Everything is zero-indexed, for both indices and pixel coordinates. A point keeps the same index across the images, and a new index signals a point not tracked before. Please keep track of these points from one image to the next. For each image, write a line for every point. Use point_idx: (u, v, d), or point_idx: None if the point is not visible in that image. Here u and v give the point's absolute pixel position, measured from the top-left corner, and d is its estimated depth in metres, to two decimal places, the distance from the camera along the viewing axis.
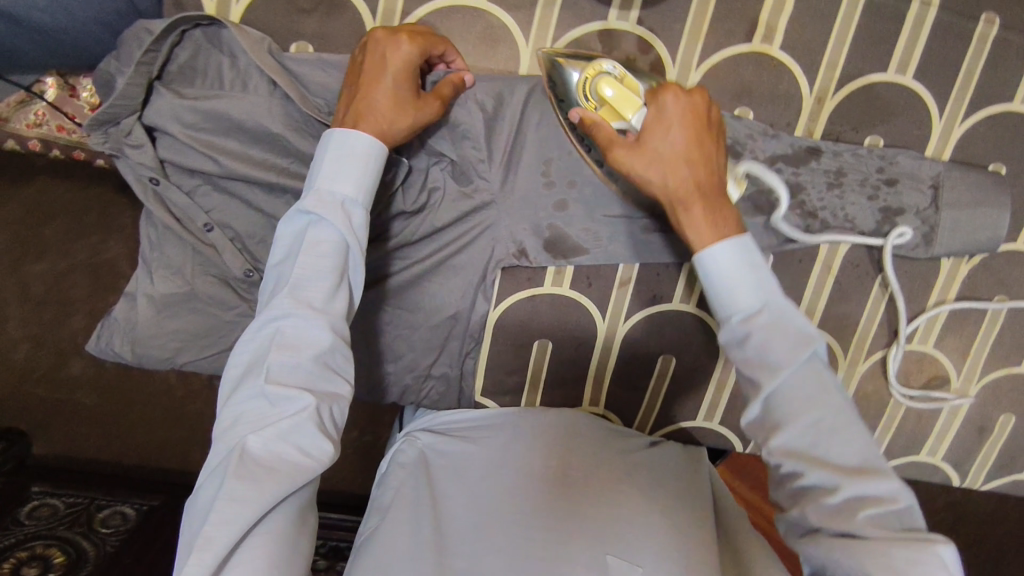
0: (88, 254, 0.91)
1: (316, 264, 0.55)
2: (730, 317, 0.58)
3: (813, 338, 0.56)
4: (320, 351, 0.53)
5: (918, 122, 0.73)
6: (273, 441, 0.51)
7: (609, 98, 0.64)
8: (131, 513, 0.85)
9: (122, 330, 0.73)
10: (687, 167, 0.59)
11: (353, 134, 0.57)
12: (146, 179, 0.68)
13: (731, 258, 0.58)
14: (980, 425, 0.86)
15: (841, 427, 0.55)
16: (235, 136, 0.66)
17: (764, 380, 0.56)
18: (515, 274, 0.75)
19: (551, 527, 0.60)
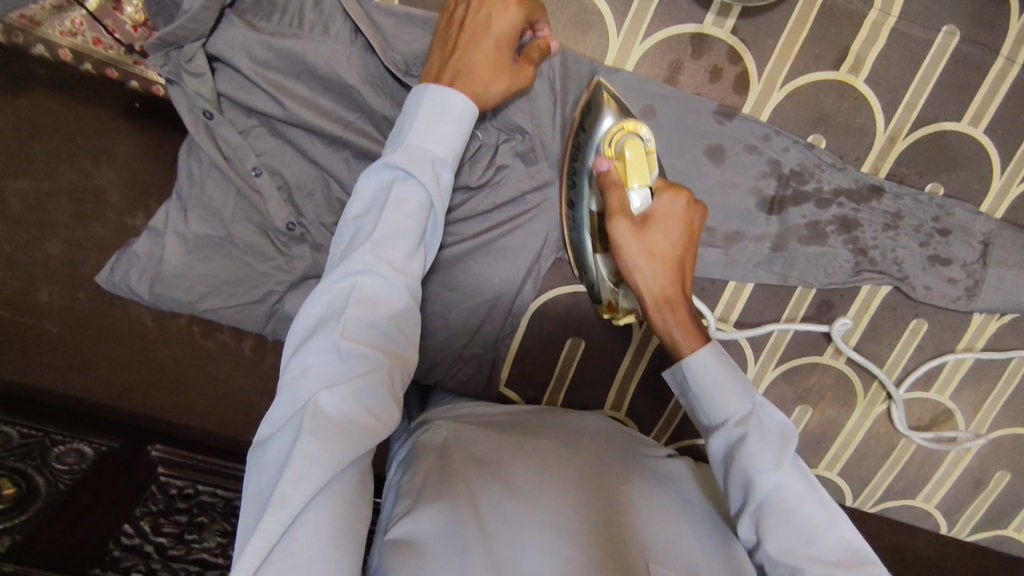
0: (76, 178, 0.84)
1: (401, 223, 0.53)
2: (723, 422, 0.61)
3: (793, 438, 0.59)
4: (395, 312, 0.53)
5: (980, 177, 0.73)
6: (345, 400, 0.49)
7: (628, 159, 0.62)
8: (88, 453, 0.80)
9: (144, 266, 0.69)
10: (676, 271, 0.62)
11: (450, 91, 0.55)
12: (199, 111, 0.64)
13: (710, 365, 0.62)
14: (977, 478, 0.88)
15: (829, 522, 0.58)
16: (305, 81, 0.63)
17: (756, 484, 0.59)
18: (563, 266, 0.74)
19: (594, 529, 0.60)
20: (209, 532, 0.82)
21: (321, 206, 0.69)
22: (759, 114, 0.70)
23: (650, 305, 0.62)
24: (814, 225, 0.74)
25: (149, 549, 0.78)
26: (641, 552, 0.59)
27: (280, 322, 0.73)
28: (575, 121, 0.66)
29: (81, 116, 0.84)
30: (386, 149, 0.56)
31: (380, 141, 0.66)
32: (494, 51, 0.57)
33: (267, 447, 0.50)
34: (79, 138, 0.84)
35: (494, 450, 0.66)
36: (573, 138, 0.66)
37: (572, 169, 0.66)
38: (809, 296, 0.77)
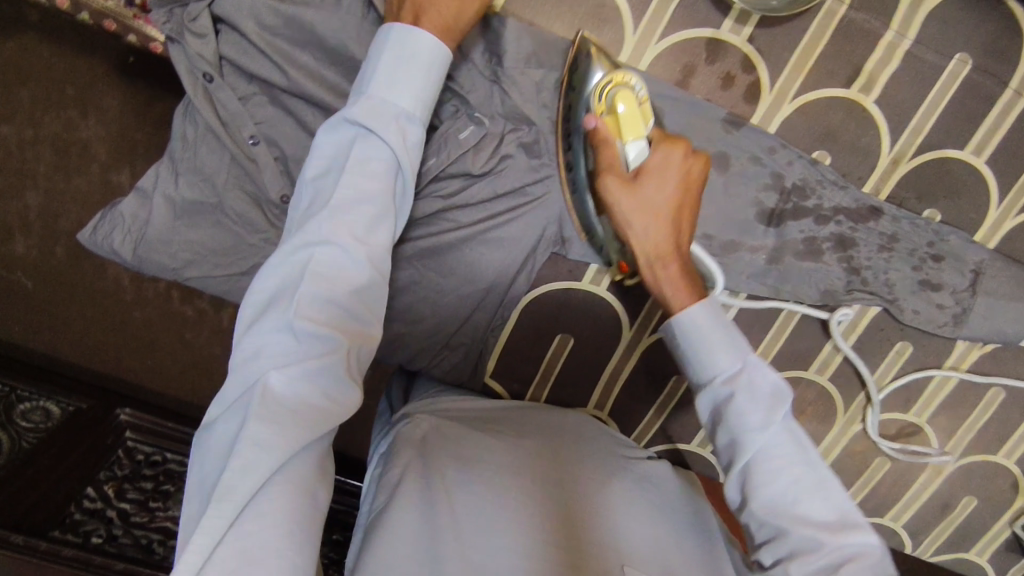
0: (60, 128, 0.86)
1: (363, 187, 0.52)
2: (712, 379, 0.59)
3: (786, 397, 0.56)
4: (354, 283, 0.52)
5: (977, 206, 0.74)
6: (295, 378, 0.48)
7: (621, 113, 0.61)
8: (55, 412, 0.85)
9: (128, 228, 0.67)
10: (671, 228, 0.62)
11: (416, 31, 0.54)
12: (199, 74, 0.62)
13: (707, 322, 0.59)
14: (945, 502, 0.89)
15: (818, 484, 0.56)
16: (312, 51, 0.61)
17: (743, 443, 0.57)
18: (558, 262, 0.73)
19: (564, 532, 0.60)
20: (173, 501, 0.88)
21: None
22: (767, 125, 0.69)
23: (643, 262, 0.62)
24: (811, 240, 0.74)
25: (111, 515, 0.82)
26: (613, 558, 0.58)
27: None
28: (564, 78, 0.64)
29: (73, 69, 0.85)
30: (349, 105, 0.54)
31: None
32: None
33: (216, 426, 0.49)
34: (67, 89, 0.85)
35: (474, 447, 0.66)
36: (563, 98, 0.65)
37: (566, 129, 0.66)
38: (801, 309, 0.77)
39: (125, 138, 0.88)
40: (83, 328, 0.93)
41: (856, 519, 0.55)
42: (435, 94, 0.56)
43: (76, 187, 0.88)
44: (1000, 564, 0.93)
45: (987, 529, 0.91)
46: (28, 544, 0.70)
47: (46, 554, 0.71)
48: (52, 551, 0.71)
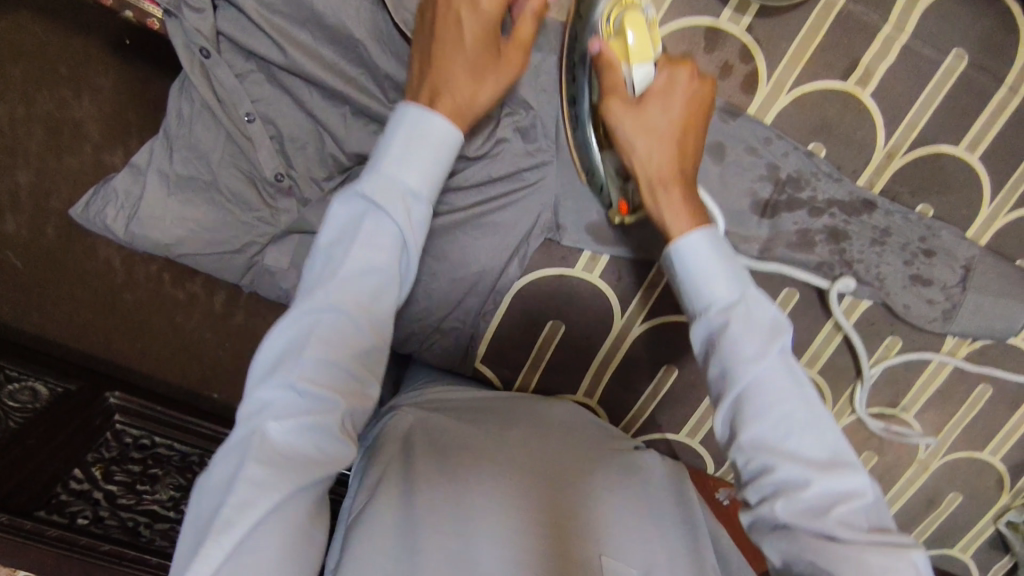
0: (53, 107, 0.87)
1: (371, 258, 0.54)
2: (706, 308, 0.57)
3: (783, 330, 0.57)
4: (357, 350, 0.54)
5: (969, 202, 0.74)
6: (293, 432, 0.51)
7: (629, 33, 0.57)
8: (42, 393, 0.84)
9: (121, 204, 0.67)
10: (676, 148, 0.58)
11: (431, 115, 0.55)
12: (196, 49, 0.61)
13: (706, 250, 0.57)
14: (930, 497, 0.90)
15: (811, 420, 0.54)
16: (310, 29, 0.59)
17: (737, 373, 0.55)
18: (551, 249, 0.73)
19: (548, 519, 0.60)
20: (162, 485, 0.87)
21: (312, 161, 0.66)
22: (763, 115, 0.70)
23: (645, 187, 0.59)
24: (805, 233, 0.74)
25: (98, 496, 0.82)
26: (590, 549, 0.58)
27: (258, 274, 0.72)
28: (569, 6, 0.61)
29: (68, 50, 0.87)
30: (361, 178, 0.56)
31: (380, 99, 0.63)
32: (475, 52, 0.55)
33: (216, 464, 0.52)
34: (60, 69, 0.86)
35: (458, 439, 0.66)
36: (569, 28, 0.61)
37: (572, 58, 0.62)
38: (793, 299, 0.78)
39: (119, 118, 0.89)
40: (70, 308, 0.92)
41: (849, 458, 0.54)
42: (448, 166, 0.57)
43: (67, 167, 0.88)
44: (983, 561, 0.94)
45: (971, 525, 0.92)
46: (12, 523, 0.70)
47: (31, 533, 0.71)
48: (37, 530, 0.72)
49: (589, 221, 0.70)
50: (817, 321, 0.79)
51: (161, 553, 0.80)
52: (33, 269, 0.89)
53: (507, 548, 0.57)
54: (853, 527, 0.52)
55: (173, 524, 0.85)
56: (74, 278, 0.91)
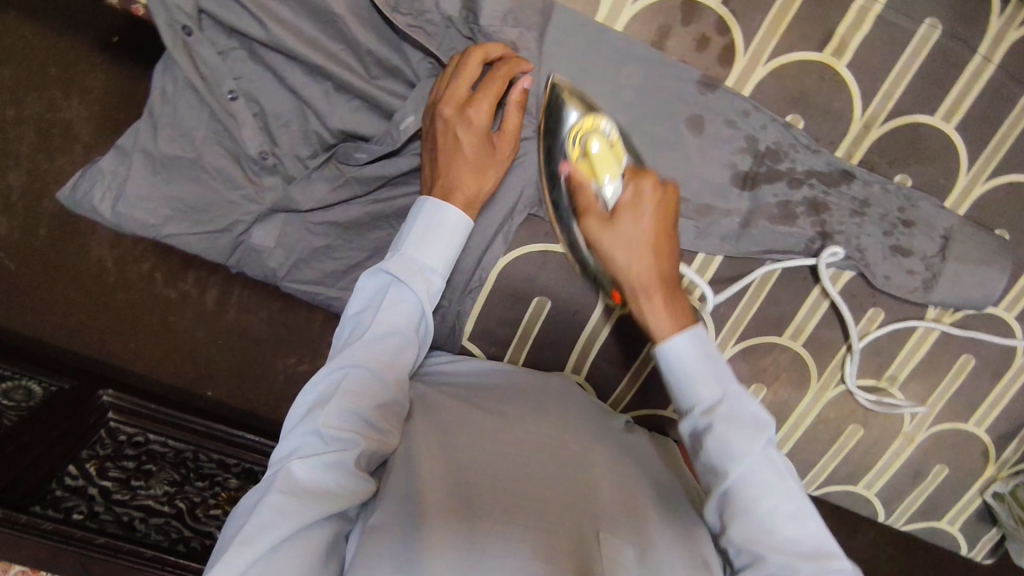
0: (43, 108, 0.85)
1: (393, 322, 0.62)
2: (692, 408, 0.60)
3: (766, 428, 0.58)
4: (379, 401, 0.60)
5: (947, 172, 0.75)
6: (316, 468, 0.56)
7: (593, 153, 0.64)
8: (37, 391, 0.86)
9: (107, 184, 0.67)
10: (652, 255, 0.62)
11: (447, 209, 0.64)
12: (178, 27, 0.62)
13: (690, 351, 0.60)
14: (916, 469, 0.91)
15: (794, 514, 0.57)
16: (291, 5, 0.61)
17: (725, 470, 0.58)
18: (535, 225, 0.74)
19: (542, 506, 0.60)
20: (156, 480, 0.87)
21: (296, 138, 0.67)
22: (741, 88, 0.71)
23: (629, 292, 0.63)
24: (785, 205, 0.75)
25: (93, 492, 0.83)
26: (587, 531, 0.58)
27: (245, 254, 0.71)
28: (541, 126, 0.68)
29: (65, 47, 0.84)
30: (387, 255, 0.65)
31: (361, 74, 0.64)
32: (474, 157, 0.64)
33: (248, 495, 0.58)
34: (50, 69, 0.85)
35: (461, 424, 0.66)
36: (544, 143, 0.68)
37: (549, 172, 0.68)
38: (773, 276, 0.79)
39: (109, 118, 0.86)
40: (65, 309, 0.92)
41: (830, 548, 0.56)
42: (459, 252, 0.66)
43: (59, 166, 0.88)
44: (971, 534, 0.95)
45: (957, 497, 0.92)
46: (8, 518, 0.74)
47: (26, 527, 0.75)
48: (32, 524, 0.75)
49: None
50: (799, 293, 0.80)
51: (155, 546, 0.81)
52: (29, 271, 0.90)
53: (514, 546, 0.56)
54: None
55: (168, 518, 0.85)
56: (68, 281, 0.91)
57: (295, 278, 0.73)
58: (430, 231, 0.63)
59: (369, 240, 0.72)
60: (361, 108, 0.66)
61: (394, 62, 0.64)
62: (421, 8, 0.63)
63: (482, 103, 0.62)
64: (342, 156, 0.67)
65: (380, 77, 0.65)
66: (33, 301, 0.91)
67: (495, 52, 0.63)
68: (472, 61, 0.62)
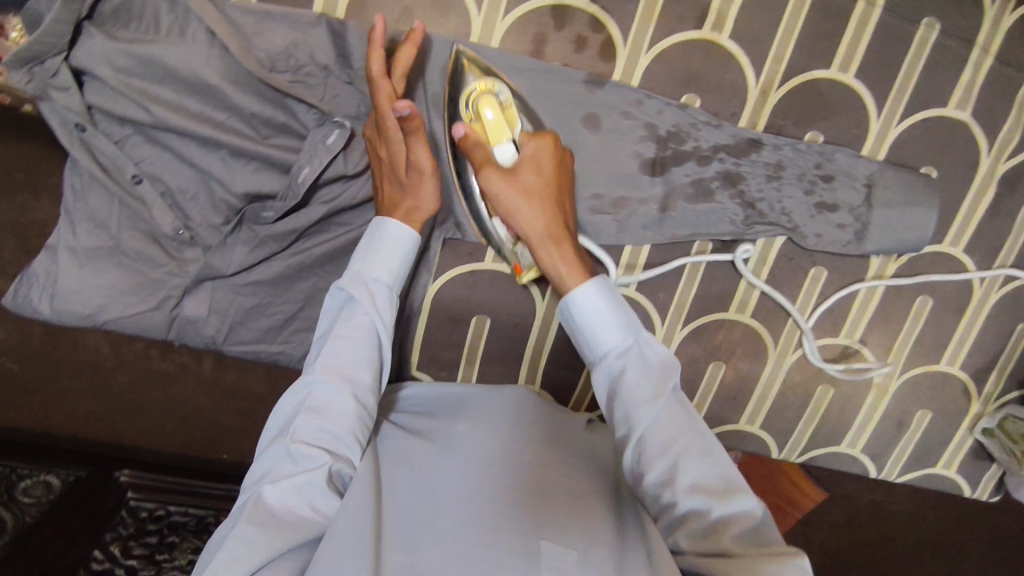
0: (15, 214, 0.77)
1: (348, 335, 0.65)
2: (606, 353, 0.65)
3: (673, 369, 0.64)
4: (346, 418, 0.62)
5: (856, 121, 0.75)
6: (283, 491, 0.58)
7: (487, 119, 0.68)
8: (55, 483, 0.79)
9: (42, 284, 0.70)
10: (555, 209, 0.68)
11: (387, 221, 0.67)
12: (72, 126, 0.65)
13: (598, 301, 0.66)
14: (898, 419, 0.88)
15: (706, 451, 0.61)
16: (170, 85, 0.64)
17: (635, 417, 0.62)
18: (455, 247, 0.76)
19: (505, 507, 0.59)
20: (180, 551, 0.81)
21: (206, 209, 0.69)
22: (630, 79, 0.71)
23: (536, 244, 0.67)
24: (699, 182, 0.75)
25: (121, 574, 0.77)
26: (537, 529, 0.58)
27: (182, 327, 0.73)
28: (444, 96, 0.70)
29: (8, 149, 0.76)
30: (341, 277, 0.68)
31: (252, 135, 0.66)
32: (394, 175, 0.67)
33: (222, 528, 0.60)
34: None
35: (415, 452, 0.66)
36: (444, 113, 0.70)
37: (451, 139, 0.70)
38: (706, 250, 0.79)
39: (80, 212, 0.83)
40: (70, 401, 0.84)
41: (739, 483, 0.61)
42: (408, 266, 0.69)
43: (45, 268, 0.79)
44: (972, 476, 0.92)
45: (949, 441, 0.90)
46: None
47: None
48: None
49: None
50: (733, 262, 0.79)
51: None
52: (25, 367, 0.82)
53: (459, 545, 0.56)
54: (747, 546, 0.58)
55: None
56: (66, 375, 0.82)
57: (235, 340, 0.75)
58: (375, 244, 0.66)
59: (298, 291, 0.74)
60: (260, 168, 0.68)
61: (281, 119, 0.66)
62: (297, 63, 0.65)
63: (393, 121, 0.63)
64: (252, 218, 0.69)
65: (272, 136, 0.67)
66: (34, 398, 0.83)
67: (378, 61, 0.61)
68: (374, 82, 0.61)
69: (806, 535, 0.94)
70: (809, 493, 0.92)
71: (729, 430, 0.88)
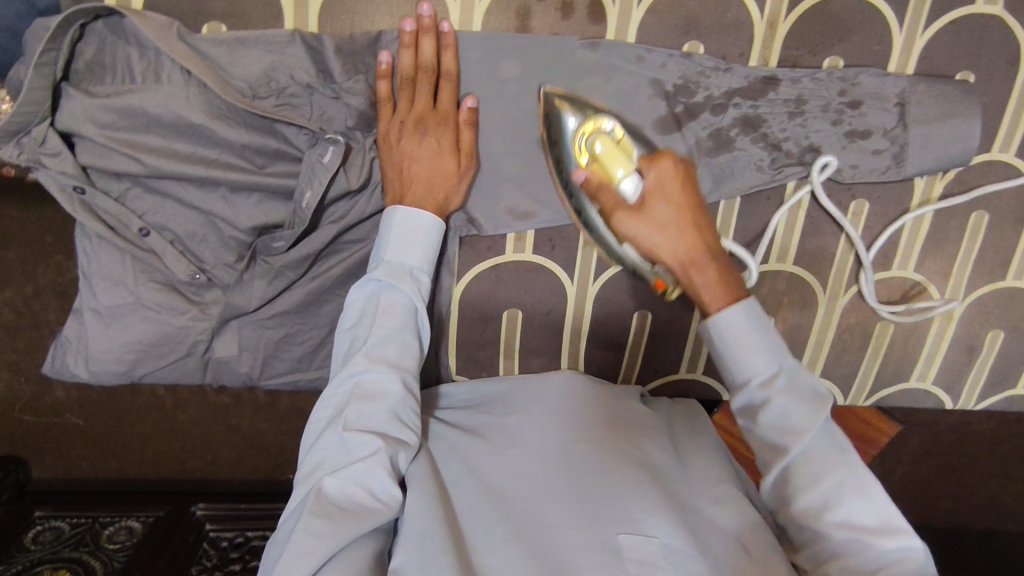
0: (53, 275, 0.78)
1: (390, 324, 0.61)
2: (748, 382, 0.60)
3: (826, 399, 0.59)
4: (394, 402, 0.59)
5: (877, 37, 0.69)
6: (344, 482, 0.56)
7: (604, 156, 0.64)
8: (138, 527, 0.81)
9: (75, 349, 0.70)
10: (695, 231, 0.63)
11: (420, 212, 0.63)
12: (70, 188, 0.64)
13: (744, 324, 0.60)
14: (969, 344, 0.83)
15: (861, 487, 0.57)
16: (157, 131, 0.63)
17: (786, 447, 0.58)
18: (473, 245, 0.73)
19: (579, 500, 0.59)
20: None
21: (216, 248, 0.68)
22: (625, 37, 0.67)
23: (680, 271, 0.63)
24: (716, 133, 0.71)
25: None
26: (614, 521, 0.58)
27: (216, 368, 0.73)
28: (542, 138, 0.68)
29: (41, 217, 0.77)
30: (371, 265, 0.64)
31: (248, 167, 0.65)
32: (434, 162, 0.64)
33: (280, 526, 0.57)
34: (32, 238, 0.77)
35: (469, 448, 0.65)
36: (550, 153, 0.68)
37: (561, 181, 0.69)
38: (734, 207, 0.74)
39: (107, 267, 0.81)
40: (141, 446, 0.84)
41: (900, 522, 0.56)
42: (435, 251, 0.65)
43: None
44: None
45: None
46: None
47: None
48: None
49: (502, 207, 0.71)
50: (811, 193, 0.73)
51: None
52: (90, 421, 0.82)
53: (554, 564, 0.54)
54: None
55: None
56: (129, 420, 0.82)
57: (271, 374, 0.74)
58: (403, 234, 0.63)
59: (324, 316, 0.72)
60: (263, 199, 0.67)
61: (274, 146, 0.65)
62: (279, 86, 0.63)
63: (447, 110, 0.64)
64: (264, 251, 0.67)
65: (268, 164, 0.66)
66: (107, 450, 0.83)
67: (453, 64, 0.64)
68: (443, 82, 0.64)
69: (886, 467, 0.91)
70: (882, 429, 0.88)
71: None
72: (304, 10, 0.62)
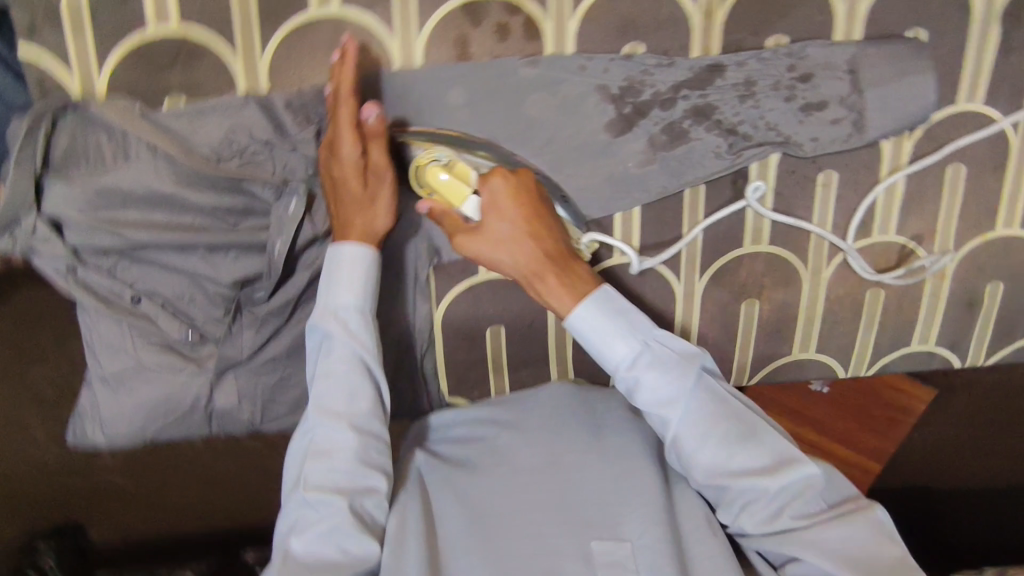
0: None
1: (335, 371, 0.64)
2: (617, 365, 0.65)
3: (692, 357, 0.65)
4: (349, 453, 0.62)
5: (817, 9, 0.69)
6: (312, 541, 0.59)
7: (440, 186, 0.67)
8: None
9: (89, 419, 0.73)
10: (531, 242, 0.65)
11: (340, 246, 0.66)
12: (64, 271, 0.69)
13: (593, 316, 0.65)
14: (967, 299, 0.81)
15: (743, 431, 0.62)
16: (134, 205, 0.67)
17: (666, 415, 0.63)
18: (446, 270, 0.75)
19: (555, 525, 0.61)
20: None
21: (204, 305, 0.71)
22: (565, 47, 0.68)
23: (523, 283, 0.66)
24: (670, 127, 0.71)
25: None
26: (588, 528, 0.60)
27: (220, 419, 0.75)
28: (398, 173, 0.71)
29: None
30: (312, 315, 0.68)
31: (222, 227, 0.68)
32: (345, 189, 0.65)
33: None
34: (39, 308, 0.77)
35: (458, 477, 0.66)
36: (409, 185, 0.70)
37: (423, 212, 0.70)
38: (700, 197, 0.74)
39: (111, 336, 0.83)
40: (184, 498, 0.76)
41: (791, 454, 0.62)
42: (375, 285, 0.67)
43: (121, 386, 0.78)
44: None
45: None
46: None
47: None
48: None
49: None
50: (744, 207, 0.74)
51: None
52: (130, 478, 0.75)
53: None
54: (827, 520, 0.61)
55: None
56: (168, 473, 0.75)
57: (272, 418, 0.77)
58: (332, 273, 0.65)
59: None
60: (239, 255, 0.70)
61: (242, 202, 0.68)
62: (239, 147, 0.67)
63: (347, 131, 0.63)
64: (248, 302, 0.72)
65: (240, 221, 0.69)
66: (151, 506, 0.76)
67: (350, 81, 0.63)
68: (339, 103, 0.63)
69: None
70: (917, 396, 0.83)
71: (786, 362, 0.83)
72: (253, 72, 0.65)
